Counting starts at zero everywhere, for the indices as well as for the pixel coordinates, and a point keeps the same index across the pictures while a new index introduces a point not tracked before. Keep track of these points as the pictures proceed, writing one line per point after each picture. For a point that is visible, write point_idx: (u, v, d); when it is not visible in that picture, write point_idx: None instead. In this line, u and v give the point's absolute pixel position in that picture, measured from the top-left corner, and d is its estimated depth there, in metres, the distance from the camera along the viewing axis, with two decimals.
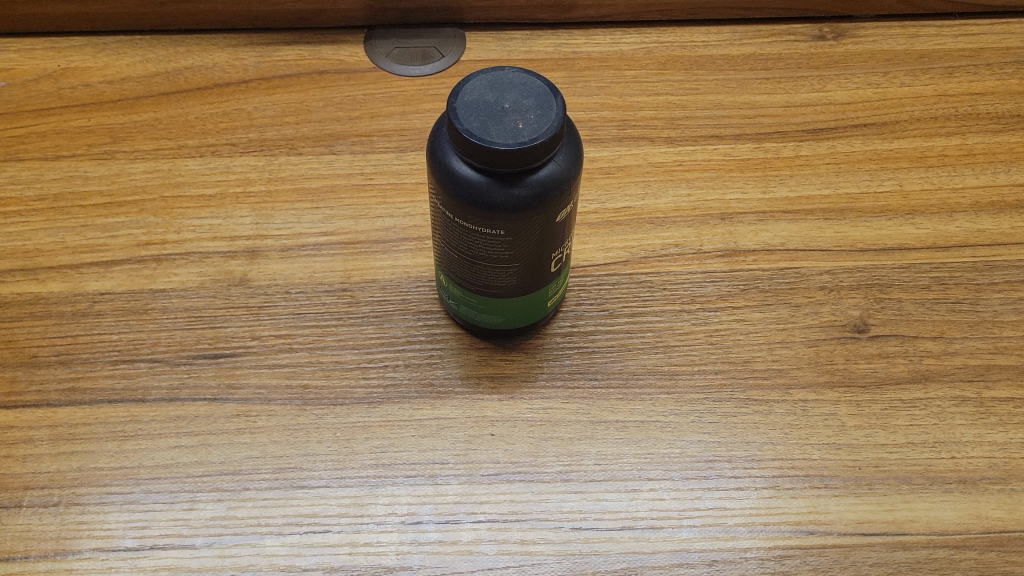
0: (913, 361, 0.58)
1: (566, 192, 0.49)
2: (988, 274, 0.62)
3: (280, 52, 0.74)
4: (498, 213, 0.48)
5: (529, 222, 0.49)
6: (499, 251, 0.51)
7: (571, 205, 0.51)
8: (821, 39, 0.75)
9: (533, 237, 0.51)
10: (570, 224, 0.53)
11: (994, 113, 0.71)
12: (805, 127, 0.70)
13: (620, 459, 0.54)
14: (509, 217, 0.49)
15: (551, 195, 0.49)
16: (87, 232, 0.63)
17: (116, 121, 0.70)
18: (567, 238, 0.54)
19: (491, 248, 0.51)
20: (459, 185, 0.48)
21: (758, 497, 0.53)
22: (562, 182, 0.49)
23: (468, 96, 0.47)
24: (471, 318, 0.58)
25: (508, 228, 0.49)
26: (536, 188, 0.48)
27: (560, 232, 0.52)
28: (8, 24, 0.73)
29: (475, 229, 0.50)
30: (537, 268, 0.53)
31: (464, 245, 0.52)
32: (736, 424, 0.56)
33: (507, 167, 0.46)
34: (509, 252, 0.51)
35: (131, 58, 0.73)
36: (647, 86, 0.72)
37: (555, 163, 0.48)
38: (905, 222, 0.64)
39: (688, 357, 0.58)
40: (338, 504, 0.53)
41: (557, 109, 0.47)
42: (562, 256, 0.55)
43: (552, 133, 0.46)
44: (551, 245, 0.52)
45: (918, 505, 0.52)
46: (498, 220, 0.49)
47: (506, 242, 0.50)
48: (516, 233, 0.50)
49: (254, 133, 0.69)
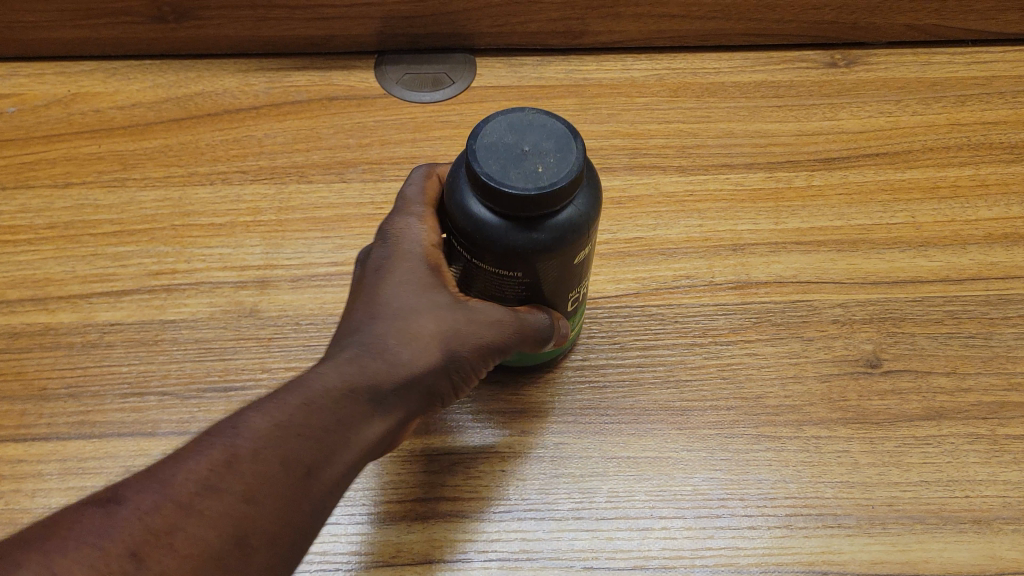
0: (927, 398, 0.57)
1: (583, 237, 0.48)
2: (1002, 307, 0.61)
3: (290, 78, 0.75)
4: (516, 256, 0.47)
5: (547, 265, 0.48)
6: (514, 293, 0.50)
7: (585, 248, 0.50)
8: (833, 66, 0.77)
9: (549, 280, 0.50)
10: (584, 265, 0.52)
11: (1007, 143, 0.71)
12: (817, 156, 0.70)
13: (632, 497, 0.54)
14: (527, 261, 0.47)
15: (569, 239, 0.47)
16: (97, 262, 0.64)
17: (126, 148, 0.71)
18: (580, 280, 0.53)
19: (506, 290, 0.50)
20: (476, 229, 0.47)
21: (771, 536, 0.52)
22: (580, 226, 0.48)
23: (488, 137, 0.46)
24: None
25: (525, 271, 0.48)
26: (554, 232, 0.47)
27: (573, 274, 0.51)
28: (22, 48, 0.75)
29: (492, 271, 0.49)
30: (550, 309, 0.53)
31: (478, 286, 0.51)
32: (748, 461, 0.55)
33: (525, 212, 0.45)
34: (524, 294, 0.50)
35: (141, 84, 0.75)
36: (658, 115, 0.73)
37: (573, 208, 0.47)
38: (918, 254, 0.64)
39: (699, 392, 0.58)
40: (347, 542, 0.52)
41: (578, 152, 0.46)
42: (574, 297, 0.54)
43: (571, 177, 0.45)
44: (565, 286, 0.52)
45: (932, 545, 0.51)
46: (515, 264, 0.48)
47: (522, 285, 0.49)
48: (533, 276, 0.49)
49: (264, 160, 0.70)
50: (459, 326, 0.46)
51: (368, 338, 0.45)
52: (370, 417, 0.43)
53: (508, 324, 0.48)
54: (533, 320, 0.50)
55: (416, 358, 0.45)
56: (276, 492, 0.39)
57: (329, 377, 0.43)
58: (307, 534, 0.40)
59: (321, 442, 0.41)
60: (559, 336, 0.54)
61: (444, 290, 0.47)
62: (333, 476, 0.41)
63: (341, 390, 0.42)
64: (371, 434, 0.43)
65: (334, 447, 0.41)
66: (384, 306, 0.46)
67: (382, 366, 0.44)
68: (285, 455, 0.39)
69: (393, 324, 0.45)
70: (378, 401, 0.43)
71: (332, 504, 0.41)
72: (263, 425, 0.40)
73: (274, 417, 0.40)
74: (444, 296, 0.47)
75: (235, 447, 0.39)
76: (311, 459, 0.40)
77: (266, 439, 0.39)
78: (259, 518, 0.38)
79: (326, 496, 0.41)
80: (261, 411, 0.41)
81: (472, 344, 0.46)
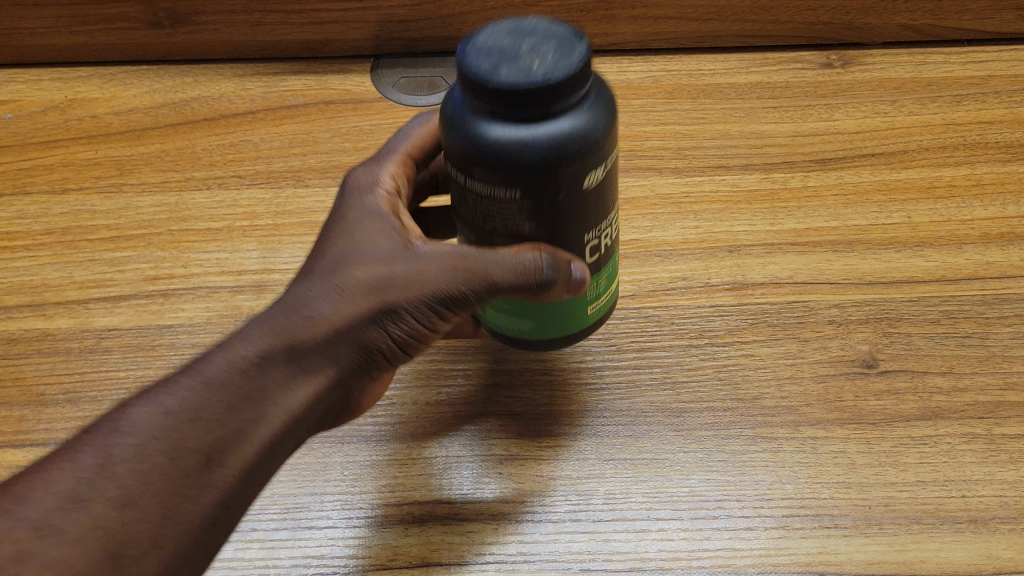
0: (923, 399, 0.57)
1: (592, 149, 0.42)
2: (999, 307, 0.61)
3: (287, 83, 0.78)
4: (512, 168, 0.41)
5: (551, 182, 0.42)
6: (514, 218, 0.45)
7: (599, 170, 0.44)
8: (828, 66, 0.80)
9: (557, 202, 0.44)
10: (600, 197, 0.46)
11: (1002, 142, 0.72)
12: (813, 157, 0.72)
13: (629, 499, 0.53)
14: (523, 174, 0.41)
15: (574, 149, 0.41)
16: (94, 267, 0.64)
17: (123, 153, 0.72)
18: (600, 212, 0.47)
19: (511, 215, 0.44)
20: (468, 134, 0.42)
21: (767, 537, 0.51)
22: (586, 136, 0.41)
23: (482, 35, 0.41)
24: (490, 318, 0.52)
25: (526, 187, 0.42)
26: (555, 137, 0.41)
27: (585, 203, 0.45)
28: (25, 54, 0.79)
29: (487, 189, 0.43)
30: (558, 243, 0.46)
31: (483, 216, 0.46)
32: (744, 461, 0.55)
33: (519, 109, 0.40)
34: (531, 221, 0.44)
35: (138, 89, 0.77)
36: (655, 116, 0.76)
37: (580, 111, 0.41)
38: (914, 254, 0.65)
39: (696, 394, 0.58)
40: (345, 545, 0.51)
41: (582, 49, 0.40)
42: (589, 237, 0.47)
43: (574, 69, 0.39)
44: (575, 216, 0.45)
45: (928, 545, 0.50)
46: (513, 179, 0.42)
47: (527, 207, 0.44)
48: (536, 196, 0.43)
49: (261, 164, 0.70)
50: (391, 280, 0.45)
51: (289, 304, 0.45)
52: (289, 385, 0.43)
53: (459, 270, 0.46)
54: (524, 255, 0.45)
55: (340, 316, 0.44)
56: (170, 483, 0.39)
57: (237, 351, 0.43)
58: (227, 512, 0.41)
59: (219, 425, 0.41)
60: (573, 284, 0.46)
61: (390, 237, 0.47)
62: (239, 455, 0.42)
63: (248, 365, 0.42)
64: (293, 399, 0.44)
65: (240, 425, 0.42)
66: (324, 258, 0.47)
67: (301, 329, 0.44)
68: (180, 442, 0.40)
69: (325, 273, 0.46)
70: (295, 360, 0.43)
71: (247, 481, 0.42)
72: (157, 416, 0.40)
73: (162, 407, 0.41)
74: (387, 243, 0.47)
75: (120, 448, 0.39)
76: (208, 444, 0.41)
77: (158, 430, 0.40)
78: (139, 522, 0.38)
79: (234, 476, 0.41)
80: (146, 404, 0.41)
81: (408, 289, 0.45)
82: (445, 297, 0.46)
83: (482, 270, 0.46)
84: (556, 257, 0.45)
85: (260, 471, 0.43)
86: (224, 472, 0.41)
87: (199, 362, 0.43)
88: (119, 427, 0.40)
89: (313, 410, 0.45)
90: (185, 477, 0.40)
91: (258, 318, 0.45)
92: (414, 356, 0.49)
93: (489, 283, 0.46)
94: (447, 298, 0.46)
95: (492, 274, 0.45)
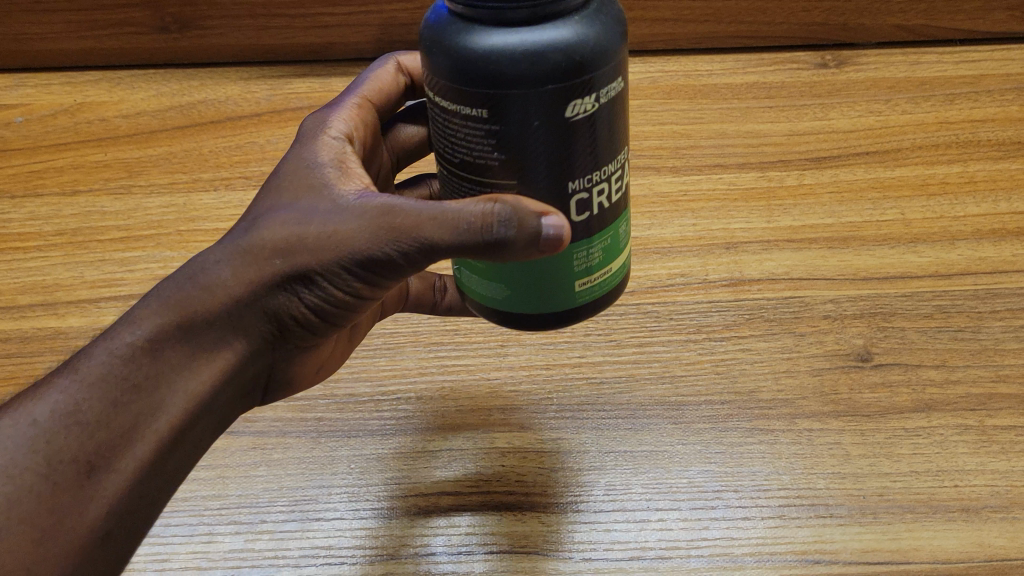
0: (916, 391, 0.58)
1: (579, 69, 0.38)
2: (990, 301, 0.62)
3: (291, 85, 0.82)
4: (484, 75, 0.38)
5: (523, 98, 0.38)
6: (483, 147, 0.41)
7: (586, 100, 0.40)
8: (823, 66, 0.84)
9: (531, 127, 0.39)
10: (589, 140, 0.41)
11: (994, 140, 0.75)
12: (808, 156, 0.75)
13: (629, 490, 0.54)
14: (490, 84, 0.38)
15: (551, 62, 0.38)
16: (104, 266, 0.65)
17: (131, 156, 0.75)
18: (589, 156, 0.42)
19: (482, 143, 0.41)
20: (441, 41, 0.39)
21: (764, 527, 0.51)
22: (573, 52, 0.38)
23: None
24: (471, 288, 0.48)
25: (496, 103, 0.39)
26: (528, 44, 0.37)
27: (570, 141, 0.40)
28: (45, 58, 0.85)
29: (457, 107, 0.40)
30: (536, 188, 0.41)
31: (457, 149, 0.42)
32: (742, 454, 0.55)
33: (489, 6, 0.37)
34: (503, 151, 0.40)
35: (146, 93, 0.83)
36: (654, 116, 0.79)
37: (565, 24, 0.38)
38: (907, 250, 0.66)
39: (695, 387, 0.59)
40: (352, 536, 0.52)
41: None
42: (576, 188, 0.42)
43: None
44: (557, 152, 0.40)
45: (921, 534, 0.50)
46: (484, 90, 0.39)
47: (497, 132, 0.40)
48: (509, 116, 0.39)
49: (267, 165, 0.73)
50: (302, 243, 0.42)
51: (185, 277, 0.44)
52: (183, 369, 0.43)
53: (382, 226, 0.41)
54: (475, 207, 0.40)
55: (236, 290, 0.43)
56: (44, 501, 0.39)
57: (121, 342, 0.42)
58: (129, 514, 0.41)
59: (98, 424, 0.41)
60: (539, 240, 0.40)
61: (309, 197, 0.44)
62: (129, 451, 0.41)
63: (130, 358, 0.42)
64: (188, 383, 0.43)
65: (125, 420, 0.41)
66: (233, 226, 0.44)
67: (194, 303, 0.43)
68: (55, 454, 0.40)
69: (228, 245, 0.43)
70: (186, 341, 0.43)
71: (145, 479, 0.42)
72: (28, 431, 0.40)
73: (40, 414, 0.40)
74: (304, 202, 0.44)
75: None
76: (87, 450, 0.40)
77: (29, 445, 0.40)
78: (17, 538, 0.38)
79: (126, 478, 0.41)
80: (24, 412, 0.41)
81: (322, 253, 0.42)
82: (368, 259, 0.42)
83: (409, 225, 0.41)
84: (511, 209, 0.39)
85: (162, 466, 0.43)
86: (112, 476, 0.41)
87: (82, 358, 0.43)
88: None
89: (220, 388, 0.44)
90: (63, 491, 0.40)
91: (151, 296, 0.44)
92: (352, 314, 0.46)
93: (420, 240, 0.41)
94: (370, 259, 0.42)
95: (423, 231, 0.41)
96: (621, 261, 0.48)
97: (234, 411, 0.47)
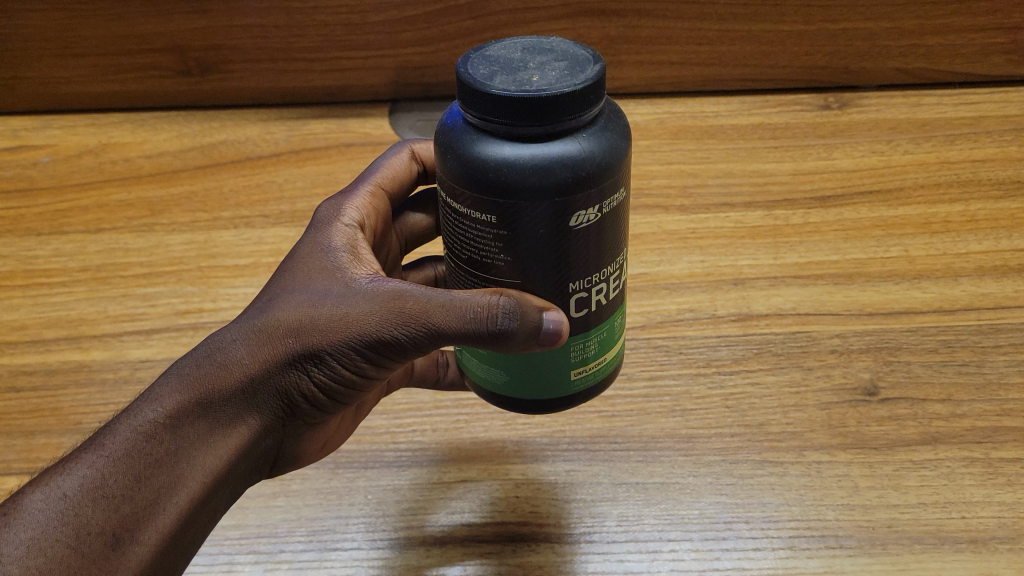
0: (923, 424, 0.59)
1: (585, 184, 0.40)
2: (994, 336, 0.64)
3: (309, 127, 0.85)
4: (492, 188, 0.40)
5: (529, 210, 0.40)
6: (491, 248, 0.42)
7: (590, 210, 0.41)
8: (826, 108, 0.87)
9: (536, 237, 0.41)
10: (591, 246, 0.43)
11: (994, 179, 0.77)
12: (812, 195, 0.77)
13: (641, 521, 0.54)
14: (499, 193, 0.40)
15: (558, 178, 0.39)
16: (127, 301, 0.67)
17: (154, 195, 0.77)
18: (592, 261, 0.43)
19: (488, 247, 0.42)
20: (456, 147, 0.41)
21: (776, 558, 0.51)
22: (580, 168, 0.40)
23: (494, 54, 0.43)
24: (470, 369, 0.49)
25: (503, 214, 0.41)
26: (537, 159, 0.39)
27: (575, 248, 0.42)
28: (69, 99, 0.88)
29: (467, 209, 0.42)
30: (538, 287, 0.43)
31: (465, 248, 0.44)
32: (754, 486, 0.56)
33: (502, 122, 0.39)
34: (508, 256, 0.42)
35: (168, 134, 0.85)
36: (660, 156, 0.81)
37: (571, 140, 0.40)
38: (911, 286, 0.68)
39: (705, 419, 0.61)
40: (369, 565, 0.53)
41: (589, 76, 0.40)
42: (576, 288, 0.44)
43: (564, 90, 0.39)
44: (561, 260, 0.42)
45: (930, 565, 0.50)
46: (491, 201, 0.40)
47: (503, 239, 0.42)
48: (515, 226, 0.41)
49: (285, 204, 0.75)
50: (316, 322, 0.44)
51: (200, 354, 0.44)
52: (201, 444, 0.42)
53: (393, 310, 0.43)
54: (478, 297, 0.42)
55: (251, 369, 0.43)
56: None
57: (142, 417, 0.42)
58: None
59: (123, 497, 0.40)
60: (540, 333, 0.42)
61: (320, 279, 0.46)
62: (152, 524, 0.40)
63: (152, 433, 0.41)
64: (207, 459, 0.42)
65: (149, 492, 0.40)
66: (248, 309, 0.45)
67: (211, 379, 0.43)
68: (81, 527, 0.38)
69: (244, 325, 0.44)
70: (204, 416, 0.43)
71: (165, 554, 0.40)
72: (54, 505, 0.39)
73: (61, 489, 0.39)
74: (316, 284, 0.45)
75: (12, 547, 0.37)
76: (113, 522, 0.39)
77: (56, 518, 0.38)
78: None
79: (148, 551, 0.39)
80: (44, 486, 0.39)
81: (333, 335, 0.43)
82: (378, 341, 0.43)
83: (419, 312, 0.43)
84: (516, 302, 0.42)
85: (179, 542, 0.41)
86: (136, 547, 0.39)
87: (103, 435, 0.42)
88: (11, 523, 0.38)
89: (232, 466, 0.44)
90: (91, 564, 0.38)
91: (167, 374, 0.44)
92: (351, 399, 0.47)
93: (430, 326, 0.43)
94: (379, 341, 0.43)
95: (433, 317, 0.43)
96: (614, 348, 0.49)
97: (239, 492, 0.46)
